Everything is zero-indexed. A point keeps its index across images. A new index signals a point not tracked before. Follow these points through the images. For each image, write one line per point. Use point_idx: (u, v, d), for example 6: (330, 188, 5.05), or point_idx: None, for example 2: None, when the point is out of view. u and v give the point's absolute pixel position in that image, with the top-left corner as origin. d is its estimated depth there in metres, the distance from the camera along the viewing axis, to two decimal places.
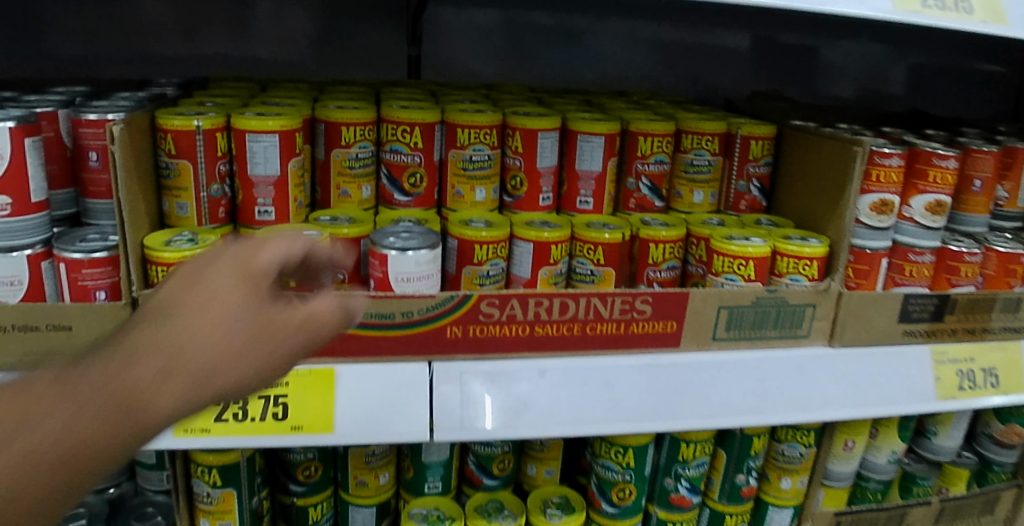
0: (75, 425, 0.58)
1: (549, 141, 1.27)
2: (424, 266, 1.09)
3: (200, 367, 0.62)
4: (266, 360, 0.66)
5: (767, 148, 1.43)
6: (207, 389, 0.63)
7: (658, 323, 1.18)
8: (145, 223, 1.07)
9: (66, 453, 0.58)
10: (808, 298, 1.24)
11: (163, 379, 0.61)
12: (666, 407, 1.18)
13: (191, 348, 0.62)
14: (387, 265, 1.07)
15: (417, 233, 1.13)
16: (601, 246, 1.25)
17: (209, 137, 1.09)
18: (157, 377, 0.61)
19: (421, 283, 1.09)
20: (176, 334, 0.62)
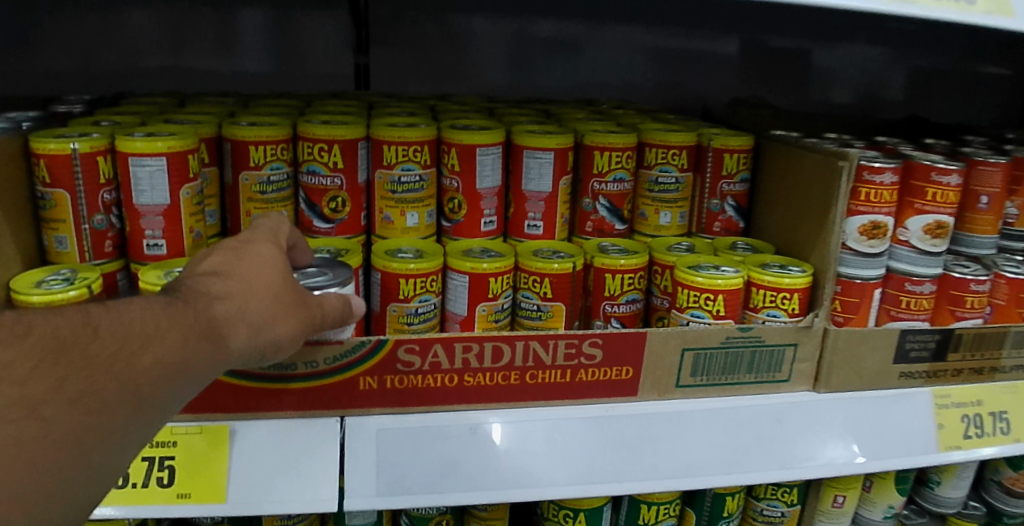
0: (165, 358, 0.66)
1: (490, 157, 1.10)
2: None
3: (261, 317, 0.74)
4: (303, 319, 0.78)
5: (742, 162, 1.29)
6: (262, 340, 0.74)
7: (611, 369, 1.04)
8: (14, 261, 0.94)
9: (164, 375, 0.66)
10: (788, 337, 1.09)
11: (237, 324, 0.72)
12: (622, 466, 1.03)
13: (251, 304, 0.73)
14: None
15: (326, 266, 0.94)
16: (549, 277, 1.07)
17: (87, 162, 0.96)
18: (228, 324, 0.71)
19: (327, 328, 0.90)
20: (238, 294, 0.73)
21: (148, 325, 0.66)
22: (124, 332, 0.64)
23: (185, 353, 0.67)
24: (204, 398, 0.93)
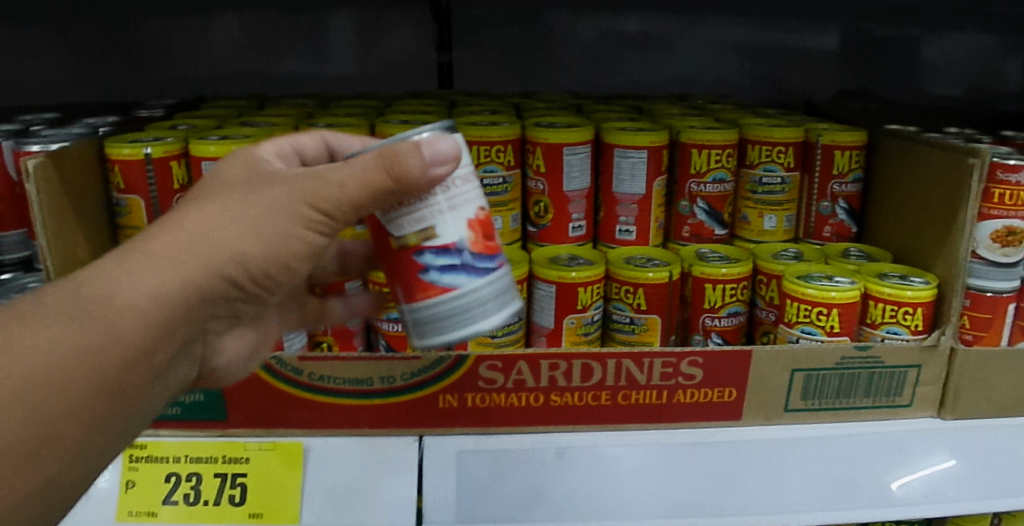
0: (87, 346, 0.58)
1: (578, 157, 1.02)
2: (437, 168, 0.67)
3: (208, 227, 0.62)
4: (311, 195, 0.63)
5: (856, 160, 1.16)
6: (239, 270, 0.63)
7: (711, 391, 0.94)
8: (89, 268, 0.91)
9: (102, 363, 0.59)
10: (912, 357, 0.96)
11: (175, 246, 0.62)
12: (723, 497, 0.93)
13: (215, 234, 0.62)
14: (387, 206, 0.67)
15: None
16: (643, 287, 0.98)
17: (161, 167, 0.93)
18: (167, 255, 0.61)
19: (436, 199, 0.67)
20: (171, 255, 0.61)
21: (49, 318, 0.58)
22: (30, 336, 0.57)
23: (114, 333, 0.59)
24: (275, 414, 0.88)
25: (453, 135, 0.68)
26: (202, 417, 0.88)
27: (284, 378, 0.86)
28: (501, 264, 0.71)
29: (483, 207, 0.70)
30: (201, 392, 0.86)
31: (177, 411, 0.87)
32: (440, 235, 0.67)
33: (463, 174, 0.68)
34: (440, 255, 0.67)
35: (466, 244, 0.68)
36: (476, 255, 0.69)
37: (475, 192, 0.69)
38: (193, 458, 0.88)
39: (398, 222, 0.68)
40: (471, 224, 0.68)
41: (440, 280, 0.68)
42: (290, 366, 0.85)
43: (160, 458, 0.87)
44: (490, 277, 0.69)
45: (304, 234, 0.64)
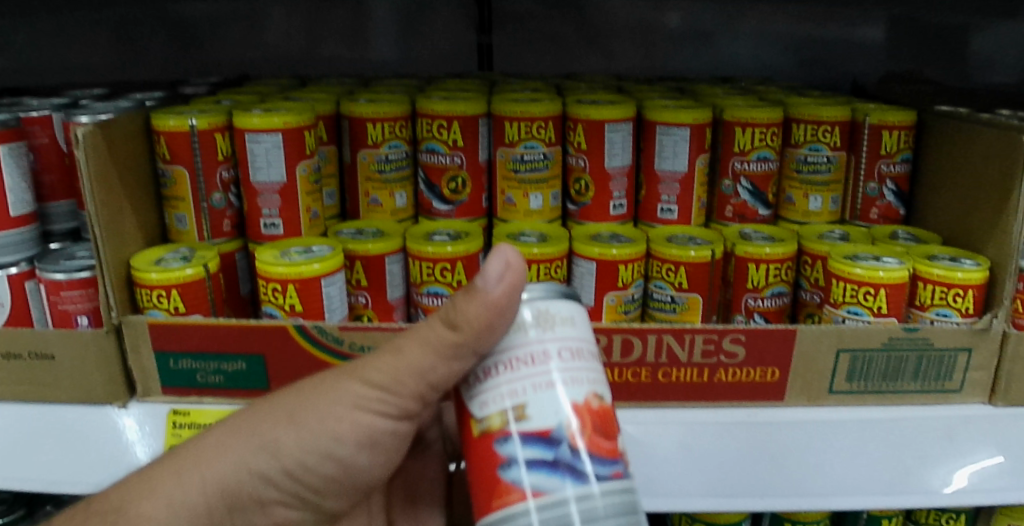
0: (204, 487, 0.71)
1: (620, 134, 1.01)
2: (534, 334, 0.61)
3: (246, 420, 0.71)
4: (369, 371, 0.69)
5: (904, 140, 1.13)
6: (317, 444, 0.71)
7: (754, 370, 0.91)
8: (136, 238, 0.93)
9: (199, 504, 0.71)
10: (962, 341, 0.91)
11: (217, 442, 0.71)
12: (763, 478, 0.91)
13: (310, 421, 0.70)
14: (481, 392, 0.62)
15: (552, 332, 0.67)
16: (684, 266, 0.97)
17: (206, 139, 0.95)
18: (267, 423, 0.71)
19: (533, 369, 0.60)
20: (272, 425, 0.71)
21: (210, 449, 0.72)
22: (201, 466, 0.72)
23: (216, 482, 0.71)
24: None
25: (568, 300, 0.63)
26: (246, 386, 0.88)
27: (327, 348, 0.85)
28: (617, 474, 0.61)
29: (598, 393, 0.62)
30: (244, 360, 0.87)
31: (220, 380, 0.88)
32: (532, 417, 0.60)
33: (575, 348, 0.62)
34: (528, 447, 0.60)
35: (565, 436, 0.60)
36: (577, 453, 0.60)
37: (589, 374, 0.62)
38: None
39: (485, 398, 0.62)
40: (576, 409, 0.60)
41: (525, 481, 0.60)
42: (332, 335, 0.84)
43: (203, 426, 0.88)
44: (596, 490, 0.59)
45: (351, 414, 0.70)
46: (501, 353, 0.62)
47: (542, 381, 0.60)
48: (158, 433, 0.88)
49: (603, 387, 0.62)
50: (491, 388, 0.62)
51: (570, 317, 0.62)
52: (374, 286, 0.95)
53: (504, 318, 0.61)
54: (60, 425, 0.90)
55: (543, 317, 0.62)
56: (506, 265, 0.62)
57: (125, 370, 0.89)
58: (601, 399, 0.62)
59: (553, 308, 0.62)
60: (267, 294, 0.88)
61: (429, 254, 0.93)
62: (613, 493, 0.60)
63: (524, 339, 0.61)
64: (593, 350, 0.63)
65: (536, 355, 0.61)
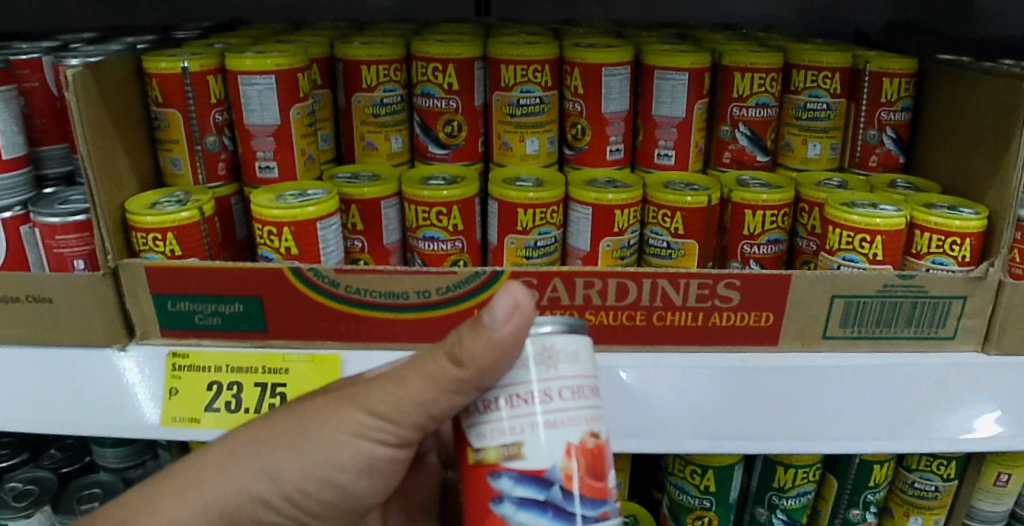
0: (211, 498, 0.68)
1: (617, 78, 1.00)
2: (538, 371, 0.61)
3: (246, 441, 0.69)
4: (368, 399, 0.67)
5: (905, 88, 1.12)
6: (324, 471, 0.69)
7: (749, 314, 0.91)
8: (130, 182, 0.93)
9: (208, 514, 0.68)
10: (956, 289, 0.88)
11: (218, 462, 0.69)
12: (756, 422, 0.91)
13: (323, 451, 0.68)
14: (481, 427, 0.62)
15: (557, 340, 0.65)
16: (680, 212, 0.96)
17: (198, 81, 0.94)
18: (283, 438, 0.68)
19: (532, 408, 0.60)
20: (289, 441, 0.68)
21: (225, 456, 0.69)
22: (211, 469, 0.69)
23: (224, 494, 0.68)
24: (316, 326, 0.88)
25: (573, 335, 0.62)
26: (244, 328, 0.89)
27: (327, 293, 0.86)
28: (607, 514, 0.62)
29: (596, 433, 0.61)
30: (241, 302, 0.87)
31: (217, 322, 0.88)
32: (527, 456, 0.60)
33: (576, 386, 0.61)
34: (521, 485, 0.60)
35: (559, 477, 0.60)
36: (569, 493, 0.60)
37: (591, 414, 0.61)
38: (234, 368, 0.89)
39: (483, 430, 0.62)
40: (570, 451, 0.60)
41: (516, 517, 0.61)
42: (328, 278, 0.84)
43: (201, 367, 0.89)
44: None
45: (352, 440, 0.68)
46: (503, 387, 0.61)
47: (539, 421, 0.60)
48: (159, 375, 0.89)
49: (602, 426, 0.62)
50: (490, 422, 0.62)
51: (573, 353, 0.61)
52: (370, 230, 0.95)
53: (509, 355, 0.60)
54: (61, 368, 0.90)
55: (546, 354, 0.61)
56: (515, 306, 0.59)
57: (123, 313, 0.88)
58: (598, 438, 0.61)
59: (558, 344, 0.61)
60: (263, 237, 0.88)
61: (425, 198, 0.93)
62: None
63: (526, 376, 0.60)
64: (595, 386, 0.62)
65: (536, 394, 0.60)
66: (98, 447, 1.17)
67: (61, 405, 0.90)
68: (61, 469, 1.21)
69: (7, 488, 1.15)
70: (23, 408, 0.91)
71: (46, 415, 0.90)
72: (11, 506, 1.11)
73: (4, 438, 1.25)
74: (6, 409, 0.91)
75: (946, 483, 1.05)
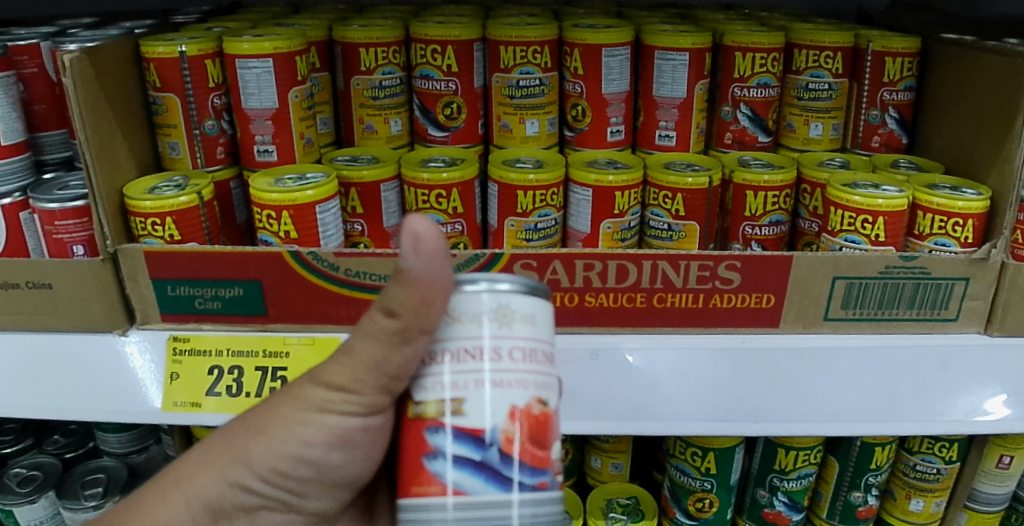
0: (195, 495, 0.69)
1: (617, 59, 0.99)
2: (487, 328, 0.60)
3: (222, 436, 0.70)
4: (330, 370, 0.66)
5: (908, 67, 1.11)
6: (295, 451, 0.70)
7: (750, 296, 0.90)
8: (129, 167, 0.92)
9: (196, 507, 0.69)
10: (958, 271, 0.88)
11: (196, 457, 0.71)
12: (759, 403, 0.91)
13: (291, 432, 0.69)
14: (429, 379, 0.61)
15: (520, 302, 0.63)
16: (681, 193, 0.96)
17: (196, 65, 0.93)
18: (251, 427, 0.70)
19: (479, 365, 0.59)
20: (256, 428, 0.70)
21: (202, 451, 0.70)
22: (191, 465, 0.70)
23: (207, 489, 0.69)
24: (315, 309, 0.88)
25: (531, 297, 0.61)
26: (244, 312, 0.89)
27: (322, 275, 0.85)
28: (544, 484, 0.62)
29: (542, 401, 0.61)
30: (241, 287, 0.87)
31: (218, 307, 0.88)
32: (467, 414, 0.59)
33: (528, 348, 0.60)
34: (458, 443, 0.59)
35: (499, 440, 0.59)
36: (507, 458, 0.60)
37: (539, 379, 0.61)
38: (235, 352, 0.89)
39: (426, 383, 0.61)
40: (513, 414, 0.59)
41: (448, 476, 0.60)
42: (327, 262, 0.84)
43: (202, 351, 0.89)
44: (515, 496, 0.60)
45: (318, 417, 0.68)
46: (451, 342, 0.60)
47: (485, 379, 0.59)
48: (159, 360, 0.89)
49: (551, 394, 0.61)
50: (434, 375, 0.61)
51: (529, 315, 0.61)
52: (370, 212, 0.95)
53: (435, 290, 0.58)
54: (62, 354, 0.90)
55: (501, 312, 0.60)
56: (414, 239, 0.57)
57: (124, 298, 0.88)
58: (545, 405, 0.61)
59: (515, 304, 0.60)
60: (262, 222, 0.88)
61: (424, 180, 0.93)
62: (534, 502, 0.60)
63: (476, 332, 0.60)
64: (548, 352, 0.62)
65: (485, 351, 0.59)
66: (101, 431, 1.19)
67: (61, 391, 0.90)
68: (64, 454, 1.22)
69: (12, 474, 1.16)
70: (23, 395, 0.90)
71: (46, 401, 0.90)
72: (15, 492, 1.11)
73: (8, 426, 1.25)
74: (5, 395, 0.90)
75: (949, 466, 1.05)
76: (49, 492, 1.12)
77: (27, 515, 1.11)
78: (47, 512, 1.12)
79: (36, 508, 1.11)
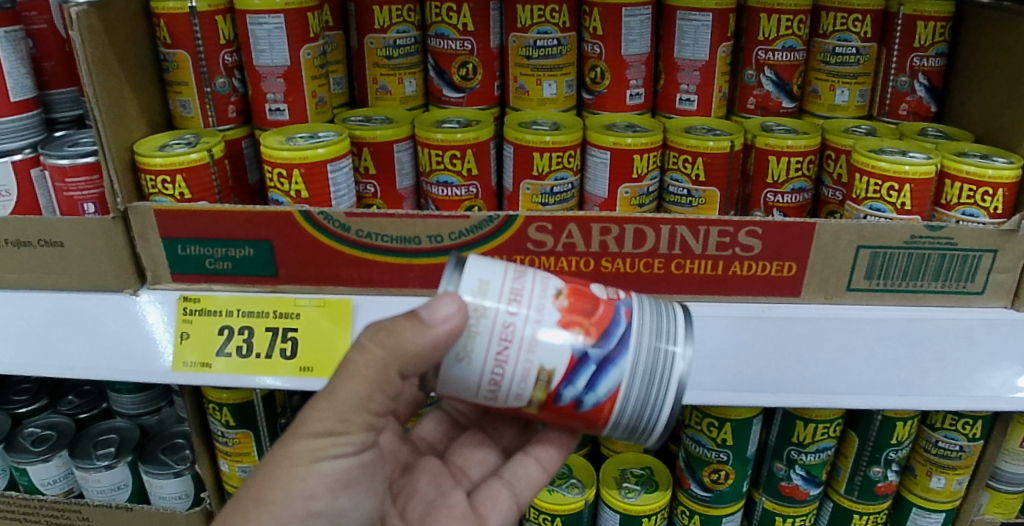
0: None
1: (638, 19, 0.96)
2: (481, 321, 0.61)
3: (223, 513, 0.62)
4: None
5: (940, 32, 1.05)
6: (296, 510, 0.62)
7: (770, 264, 0.88)
8: (139, 124, 0.91)
9: None
10: (987, 241, 0.85)
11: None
12: (780, 372, 0.88)
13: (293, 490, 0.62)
14: (519, 387, 0.63)
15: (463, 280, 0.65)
16: (702, 157, 0.93)
17: (206, 21, 0.92)
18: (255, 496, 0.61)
19: (520, 337, 0.61)
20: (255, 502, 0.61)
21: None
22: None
23: None
24: (326, 270, 0.87)
25: (471, 270, 0.63)
26: (254, 272, 0.88)
27: (334, 235, 0.84)
28: (627, 313, 0.66)
29: (557, 291, 0.64)
30: (251, 247, 0.85)
31: (229, 267, 0.87)
32: (554, 364, 0.62)
33: (509, 294, 0.62)
34: (574, 381, 0.63)
35: (582, 346, 0.63)
36: (599, 344, 0.64)
37: (536, 290, 0.63)
38: (245, 312, 0.88)
39: (515, 389, 0.63)
40: (567, 323, 0.63)
41: (599, 394, 0.64)
42: (338, 222, 0.83)
43: (212, 311, 0.88)
44: (634, 348, 0.64)
45: (312, 467, 0.63)
46: (480, 358, 0.62)
47: (529, 338, 0.62)
48: (170, 320, 0.88)
49: (552, 283, 0.65)
50: (509, 381, 0.63)
51: (481, 282, 0.62)
52: (382, 174, 0.93)
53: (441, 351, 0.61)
54: (73, 312, 0.89)
55: (474, 306, 0.61)
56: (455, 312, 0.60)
57: (134, 258, 0.88)
58: (558, 290, 0.64)
59: (466, 291, 0.62)
60: (273, 181, 0.87)
61: (438, 141, 0.90)
62: (639, 330, 0.65)
63: (484, 333, 0.61)
64: (516, 272, 0.64)
65: (504, 333, 0.61)
66: (115, 391, 1.19)
67: (73, 349, 0.89)
68: (79, 415, 1.20)
69: (26, 433, 1.16)
70: (34, 353, 0.90)
71: (58, 359, 0.89)
72: (30, 451, 1.12)
73: (24, 385, 1.26)
74: (16, 354, 0.90)
75: (972, 443, 1.02)
76: (63, 451, 1.12)
77: (42, 473, 1.11)
78: (61, 471, 1.13)
79: (50, 467, 1.11)
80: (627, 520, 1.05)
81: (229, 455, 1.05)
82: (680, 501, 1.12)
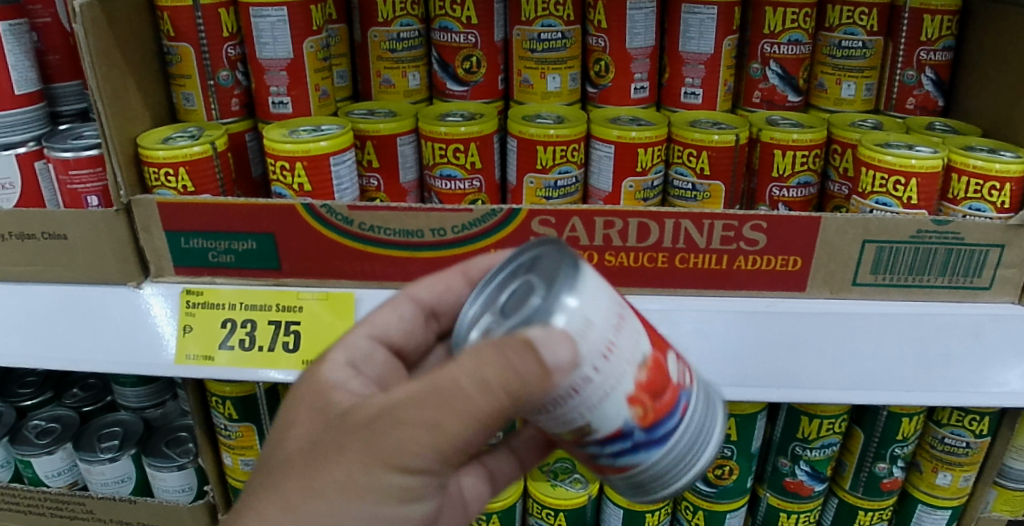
0: None
1: (642, 12, 0.95)
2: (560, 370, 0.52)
3: None
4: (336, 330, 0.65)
5: (948, 25, 1.04)
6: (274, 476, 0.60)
7: (776, 258, 0.87)
8: (142, 116, 0.91)
9: None
10: (995, 237, 0.83)
11: None
12: (784, 367, 0.88)
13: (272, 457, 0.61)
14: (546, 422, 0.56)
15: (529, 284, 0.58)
16: (706, 151, 0.93)
17: (210, 14, 0.92)
18: None
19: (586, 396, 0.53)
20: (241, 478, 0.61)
21: None
22: None
23: None
24: (329, 264, 0.86)
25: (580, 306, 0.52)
26: (256, 265, 0.87)
27: (336, 229, 0.84)
28: (684, 404, 0.59)
29: (644, 358, 0.55)
30: (254, 240, 0.85)
31: (232, 260, 0.87)
32: (596, 426, 0.55)
33: (604, 344, 0.53)
34: (604, 444, 0.57)
35: (633, 423, 0.56)
36: (648, 427, 0.57)
37: (630, 349, 0.55)
38: (248, 305, 0.88)
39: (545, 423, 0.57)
40: (634, 398, 0.55)
41: (617, 461, 0.59)
42: (341, 215, 0.83)
43: (215, 305, 0.88)
44: (674, 442, 0.58)
45: None
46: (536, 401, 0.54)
47: (591, 400, 0.54)
48: (173, 313, 0.88)
49: (644, 345, 0.56)
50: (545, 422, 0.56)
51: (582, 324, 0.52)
52: (385, 167, 0.93)
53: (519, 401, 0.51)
54: (76, 305, 0.89)
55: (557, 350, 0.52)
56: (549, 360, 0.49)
57: (137, 250, 0.88)
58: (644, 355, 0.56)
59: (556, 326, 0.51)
60: (276, 173, 0.86)
61: (442, 134, 0.90)
62: (684, 429, 0.59)
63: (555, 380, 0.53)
64: (618, 319, 0.54)
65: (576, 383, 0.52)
66: (119, 385, 1.18)
67: (78, 342, 0.90)
68: (82, 407, 1.20)
69: (30, 425, 1.16)
70: (41, 345, 0.90)
71: (64, 351, 0.90)
72: (34, 443, 1.12)
73: (28, 378, 1.26)
74: (23, 346, 0.90)
75: (978, 439, 1.02)
76: (67, 443, 1.12)
77: (46, 466, 1.11)
78: (65, 464, 1.13)
79: (53, 459, 1.11)
80: (631, 515, 1.05)
81: (231, 448, 1.06)
82: (684, 496, 1.12)
